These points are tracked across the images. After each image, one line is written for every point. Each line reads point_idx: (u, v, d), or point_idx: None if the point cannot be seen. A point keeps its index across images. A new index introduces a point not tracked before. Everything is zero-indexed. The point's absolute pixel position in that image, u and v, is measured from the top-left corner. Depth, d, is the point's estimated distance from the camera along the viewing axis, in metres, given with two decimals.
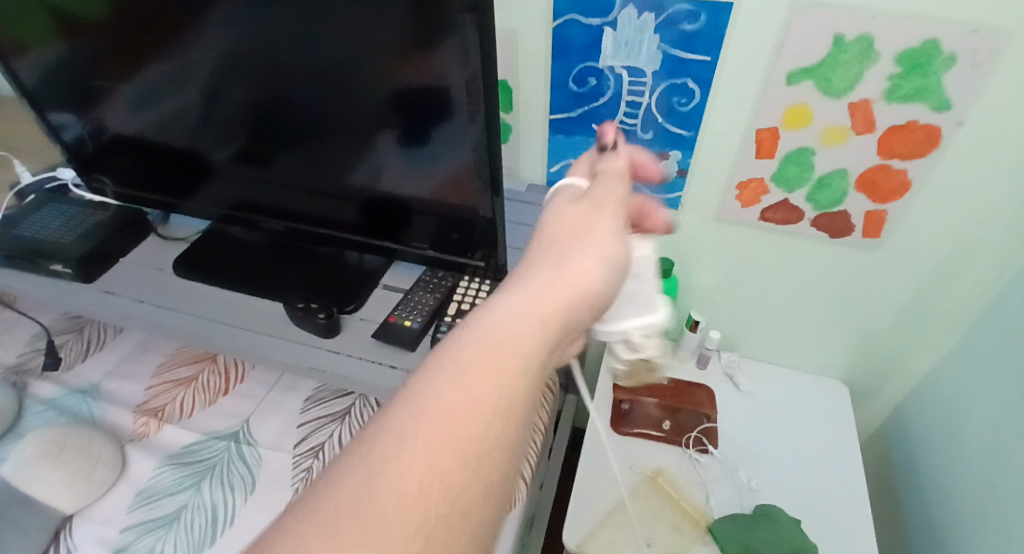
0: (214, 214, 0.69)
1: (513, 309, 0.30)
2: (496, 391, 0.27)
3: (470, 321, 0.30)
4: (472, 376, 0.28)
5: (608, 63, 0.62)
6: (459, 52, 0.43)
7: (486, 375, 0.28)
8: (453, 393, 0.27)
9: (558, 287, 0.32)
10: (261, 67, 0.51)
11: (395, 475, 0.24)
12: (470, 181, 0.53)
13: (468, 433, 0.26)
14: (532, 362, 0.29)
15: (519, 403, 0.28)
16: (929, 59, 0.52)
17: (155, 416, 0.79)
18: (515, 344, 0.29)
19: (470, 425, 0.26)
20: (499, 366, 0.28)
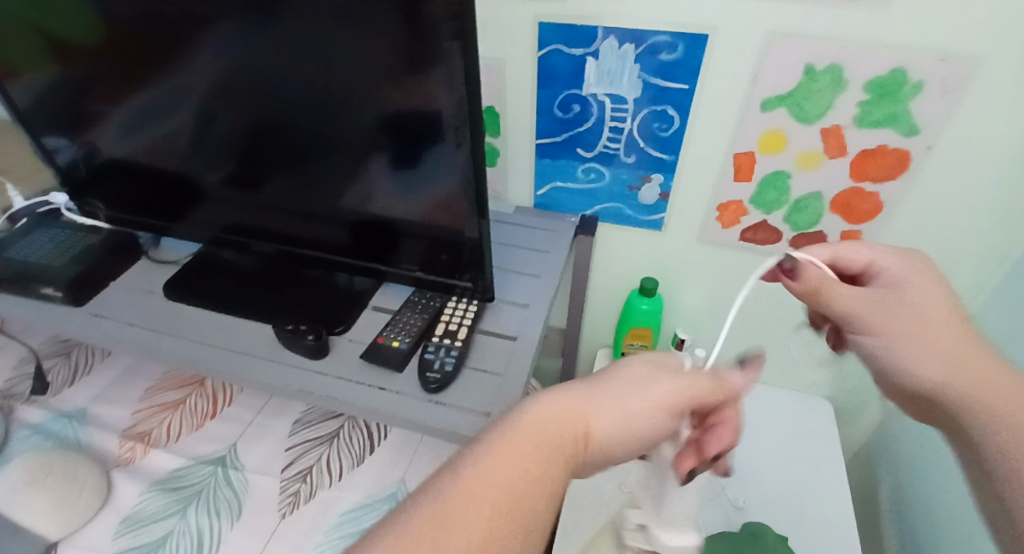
0: (205, 237, 0.70)
1: (556, 411, 0.38)
2: (514, 486, 0.33)
3: (507, 421, 0.37)
4: (498, 471, 0.33)
5: (591, 90, 0.64)
6: (447, 83, 0.44)
7: (518, 457, 0.35)
8: (487, 471, 0.33)
9: (582, 405, 0.39)
10: (255, 94, 0.53)
11: (422, 538, 0.30)
12: (457, 204, 0.54)
13: (499, 504, 0.32)
14: (559, 459, 0.36)
15: (542, 500, 0.33)
16: (897, 87, 0.55)
17: (141, 441, 0.78)
18: (539, 448, 0.35)
19: (500, 502, 0.32)
20: (534, 456, 0.35)
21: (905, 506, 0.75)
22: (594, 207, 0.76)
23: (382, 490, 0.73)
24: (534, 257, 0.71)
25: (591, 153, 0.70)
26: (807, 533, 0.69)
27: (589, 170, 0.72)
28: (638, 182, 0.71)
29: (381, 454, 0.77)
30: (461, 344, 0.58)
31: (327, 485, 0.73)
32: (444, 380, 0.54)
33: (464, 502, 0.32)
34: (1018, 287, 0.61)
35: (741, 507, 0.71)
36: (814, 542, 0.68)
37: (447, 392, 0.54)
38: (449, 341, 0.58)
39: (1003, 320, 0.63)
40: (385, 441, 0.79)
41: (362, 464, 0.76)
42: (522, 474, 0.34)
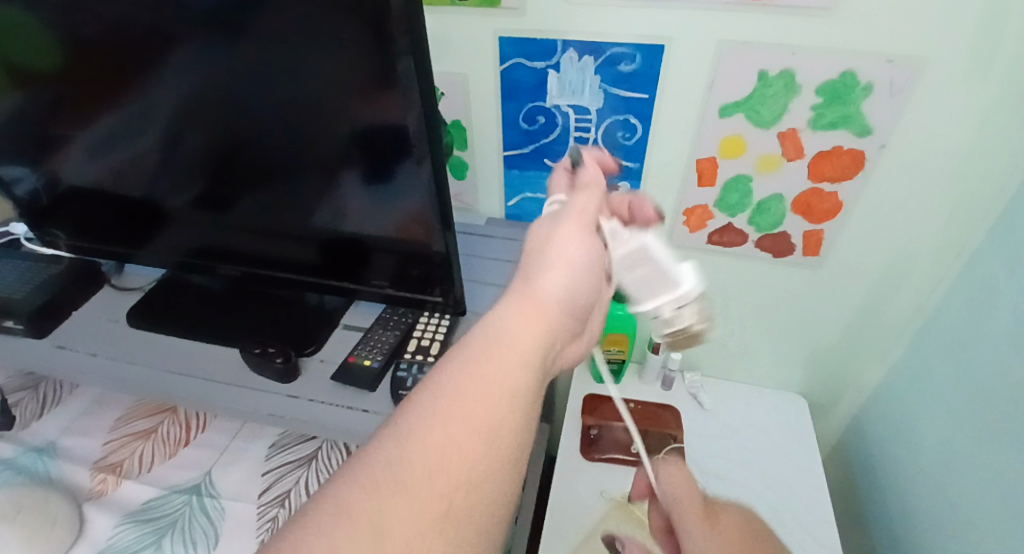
0: (171, 261, 0.69)
1: (515, 320, 0.39)
2: (498, 399, 0.34)
3: (475, 337, 0.37)
4: (478, 386, 0.34)
5: (555, 102, 0.65)
6: (405, 101, 0.45)
7: (488, 367, 0.35)
8: (463, 385, 0.34)
9: (535, 307, 0.40)
10: (215, 117, 0.52)
11: (423, 460, 0.31)
12: (423, 218, 0.54)
13: (476, 415, 0.33)
14: (527, 355, 0.37)
15: (521, 402, 0.35)
16: (848, 90, 0.56)
17: (112, 472, 0.76)
18: (514, 358, 0.36)
19: (479, 412, 0.33)
20: (499, 357, 0.36)
21: (882, 496, 0.76)
22: None
23: None
24: (507, 268, 0.71)
25: (558, 163, 0.71)
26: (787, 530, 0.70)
27: None
28: None
29: None
30: (434, 359, 0.57)
31: None
32: None
33: (445, 417, 0.32)
34: (974, 278, 0.63)
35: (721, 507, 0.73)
36: (795, 538, 0.69)
37: None
38: (422, 357, 0.58)
39: (962, 311, 0.65)
40: None
41: None
42: (494, 383, 0.35)
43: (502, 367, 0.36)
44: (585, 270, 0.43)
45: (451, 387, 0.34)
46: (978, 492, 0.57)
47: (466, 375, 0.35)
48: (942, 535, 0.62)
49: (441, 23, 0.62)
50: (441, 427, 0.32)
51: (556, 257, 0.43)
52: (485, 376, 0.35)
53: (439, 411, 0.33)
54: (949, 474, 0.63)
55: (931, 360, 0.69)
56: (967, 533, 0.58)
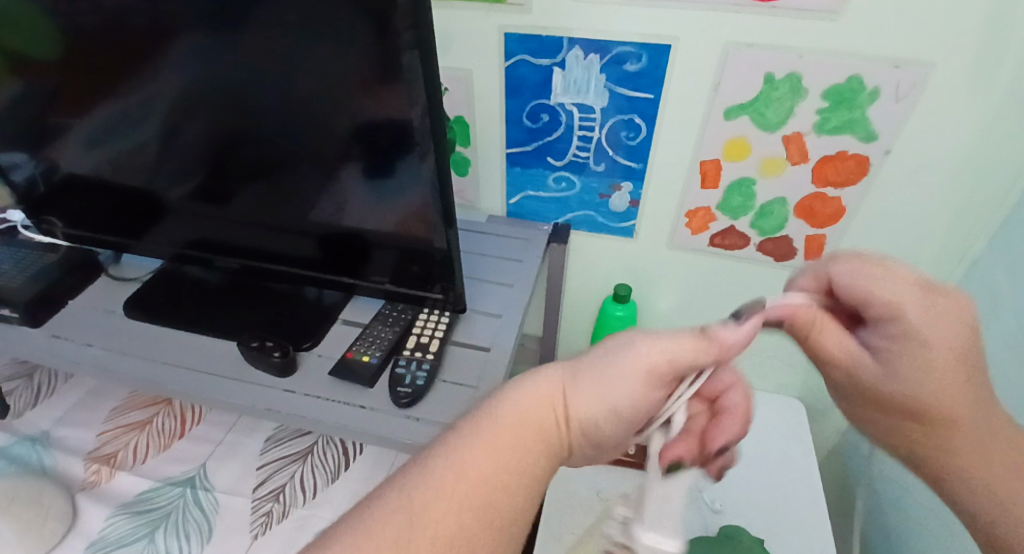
0: (169, 253, 0.68)
1: (540, 393, 0.36)
2: (510, 471, 0.33)
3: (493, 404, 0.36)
4: (492, 458, 0.33)
5: (559, 100, 0.64)
6: (409, 95, 0.44)
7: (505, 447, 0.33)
8: (477, 458, 0.32)
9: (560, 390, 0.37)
10: (217, 107, 0.52)
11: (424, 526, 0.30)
12: (425, 214, 0.54)
13: (484, 489, 0.31)
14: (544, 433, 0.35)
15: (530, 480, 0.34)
16: (854, 94, 0.56)
17: (107, 463, 0.76)
18: (528, 431, 0.35)
19: (487, 488, 0.32)
20: (520, 440, 0.34)
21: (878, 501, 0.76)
22: (566, 215, 0.76)
23: None
24: (507, 266, 0.71)
25: (561, 161, 0.70)
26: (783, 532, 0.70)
27: (560, 178, 0.72)
28: (608, 190, 0.71)
29: (356, 469, 0.76)
30: (433, 357, 0.57)
31: (301, 504, 0.72)
32: (416, 394, 0.53)
33: (460, 487, 0.31)
34: (976, 285, 0.63)
35: (718, 510, 0.70)
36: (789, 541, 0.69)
37: (419, 406, 0.54)
38: (421, 354, 0.57)
39: None
40: (360, 456, 0.77)
41: (336, 480, 0.74)
42: (511, 464, 0.33)
43: (518, 451, 0.34)
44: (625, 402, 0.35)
45: (465, 460, 0.32)
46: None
47: (479, 450, 0.33)
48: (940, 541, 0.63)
49: (445, 19, 0.62)
50: (448, 498, 0.31)
51: (606, 381, 0.36)
52: (498, 449, 0.33)
53: (452, 477, 0.32)
54: None
55: None
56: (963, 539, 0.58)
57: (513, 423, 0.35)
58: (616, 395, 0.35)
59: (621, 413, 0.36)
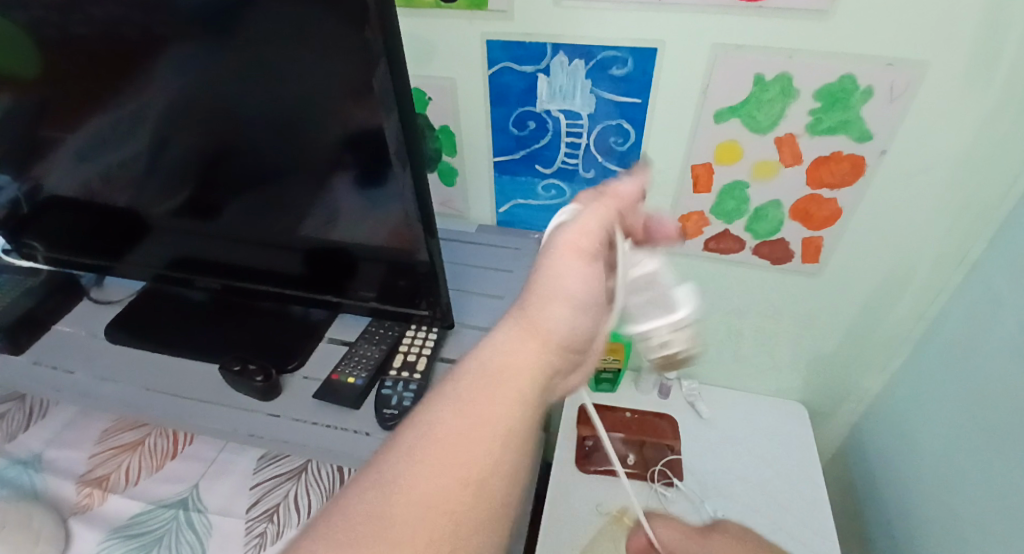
0: (151, 273, 0.67)
1: (516, 346, 0.40)
2: (490, 427, 0.36)
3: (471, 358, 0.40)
4: (467, 415, 0.37)
5: (545, 107, 0.63)
6: (384, 108, 0.43)
7: (481, 394, 0.38)
8: (454, 425, 0.36)
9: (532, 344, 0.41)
10: (196, 125, 0.51)
11: (406, 491, 0.33)
12: (408, 228, 0.52)
13: (456, 437, 0.36)
14: (520, 390, 0.39)
15: (517, 443, 0.37)
16: (848, 94, 0.55)
17: (99, 485, 0.74)
18: (504, 382, 0.38)
19: (464, 438, 0.36)
20: (493, 394, 0.38)
21: (883, 508, 0.75)
22: None
23: None
24: (497, 278, 0.69)
25: (550, 169, 0.69)
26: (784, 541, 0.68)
27: (549, 187, 0.71)
28: None
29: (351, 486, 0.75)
30: (420, 376, 0.55)
31: (295, 523, 0.71)
32: (402, 416, 0.52)
33: (439, 449, 0.35)
34: (977, 287, 0.62)
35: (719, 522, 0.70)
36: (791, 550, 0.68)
37: None
38: (407, 373, 0.56)
39: (964, 319, 0.63)
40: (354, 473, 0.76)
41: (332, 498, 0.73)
42: (486, 418, 0.37)
43: (492, 399, 0.38)
44: (585, 306, 0.41)
45: (439, 424, 0.37)
46: (980, 507, 0.56)
47: (453, 410, 0.37)
48: (944, 546, 0.61)
49: (426, 27, 0.60)
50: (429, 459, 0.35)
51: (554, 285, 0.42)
52: (470, 411, 0.37)
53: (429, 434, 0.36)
54: (951, 486, 0.61)
55: (934, 368, 0.68)
56: (969, 546, 0.57)
57: (489, 380, 0.38)
58: (567, 287, 0.41)
59: (575, 299, 0.41)
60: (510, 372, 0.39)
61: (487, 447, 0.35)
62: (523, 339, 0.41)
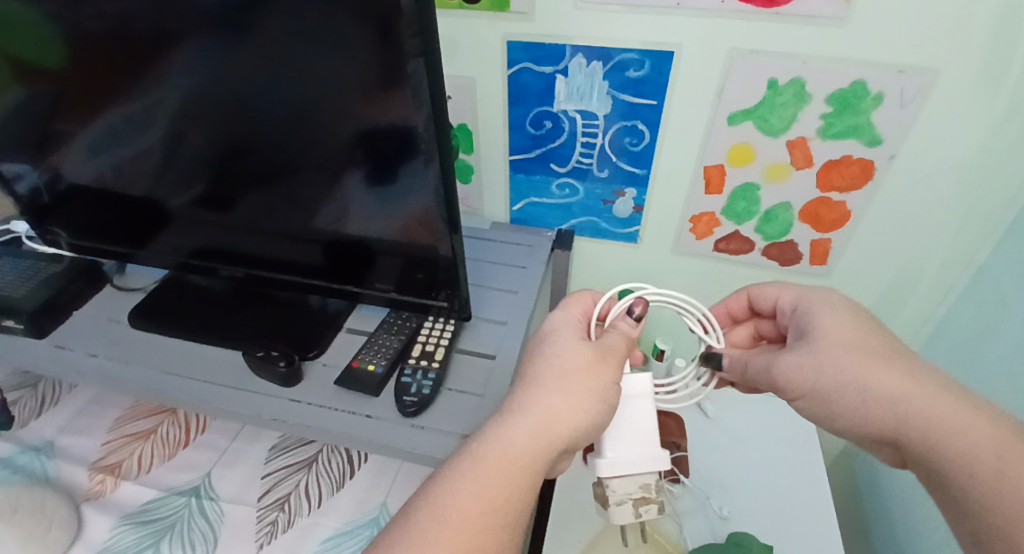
0: (173, 262, 0.68)
1: (525, 437, 0.40)
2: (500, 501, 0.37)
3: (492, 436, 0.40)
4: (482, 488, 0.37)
5: (562, 107, 0.64)
6: (413, 100, 0.44)
7: (491, 477, 0.38)
8: (467, 496, 0.37)
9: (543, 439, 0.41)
10: (221, 117, 0.52)
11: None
12: (429, 220, 0.53)
13: (476, 527, 0.35)
14: (527, 471, 0.39)
15: (520, 516, 0.38)
16: (859, 99, 0.56)
17: (111, 472, 0.75)
18: (517, 462, 0.39)
19: (479, 526, 0.35)
20: (506, 474, 0.38)
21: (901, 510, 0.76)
22: (570, 221, 0.76)
23: (364, 515, 0.72)
24: (511, 273, 0.71)
25: (565, 168, 0.70)
26: (791, 539, 0.70)
27: (563, 185, 0.72)
28: (611, 197, 0.71)
29: (361, 476, 0.76)
30: (439, 365, 0.57)
31: (306, 513, 0.72)
32: (422, 403, 0.53)
33: (456, 523, 0.35)
34: (986, 291, 0.63)
35: (725, 517, 0.71)
36: (799, 546, 0.69)
37: (424, 415, 0.53)
38: (426, 362, 0.57)
39: (973, 323, 0.65)
40: (365, 463, 0.77)
41: (342, 488, 0.74)
42: (499, 496, 0.37)
43: (498, 484, 0.37)
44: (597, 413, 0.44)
45: (454, 508, 0.36)
46: None
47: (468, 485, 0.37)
48: None
49: (447, 26, 0.62)
50: (448, 527, 0.35)
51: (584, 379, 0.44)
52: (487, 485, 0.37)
53: (443, 506, 0.36)
54: None
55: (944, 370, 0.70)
56: None
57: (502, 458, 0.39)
58: (595, 391, 0.44)
59: (595, 409, 0.43)
60: (525, 460, 0.39)
61: (495, 527, 0.36)
62: (535, 431, 0.41)
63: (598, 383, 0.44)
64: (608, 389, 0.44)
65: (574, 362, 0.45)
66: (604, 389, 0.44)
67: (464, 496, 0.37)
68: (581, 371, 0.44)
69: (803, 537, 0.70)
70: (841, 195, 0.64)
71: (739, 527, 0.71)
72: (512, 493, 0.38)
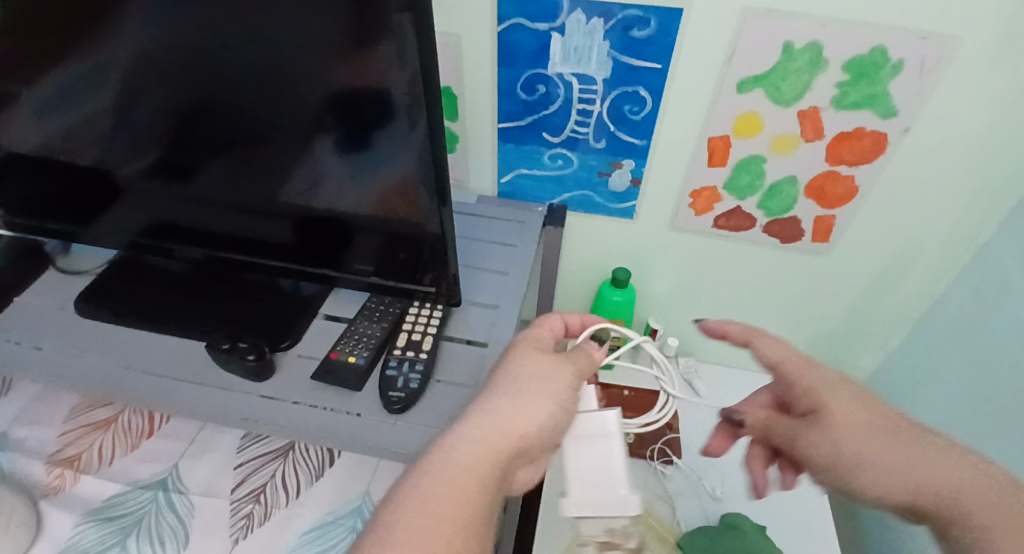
0: (124, 241, 0.61)
1: (479, 445, 0.36)
2: (456, 510, 0.32)
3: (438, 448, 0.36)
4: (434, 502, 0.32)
5: (557, 69, 0.59)
6: (394, 57, 0.38)
7: (452, 483, 0.33)
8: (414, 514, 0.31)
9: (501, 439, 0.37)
10: (172, 77, 0.45)
11: None
12: (412, 189, 0.47)
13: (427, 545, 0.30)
14: (481, 478, 0.34)
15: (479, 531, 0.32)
16: (878, 67, 0.52)
17: (70, 466, 0.70)
18: (471, 468, 0.34)
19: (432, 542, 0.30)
20: (460, 487, 0.33)
21: None
22: (562, 195, 0.71)
23: (345, 506, 0.68)
24: (501, 252, 0.66)
25: (558, 138, 0.65)
26: (780, 518, 0.69)
27: (556, 156, 0.67)
28: (607, 168, 0.66)
29: (342, 465, 0.72)
30: (427, 356, 0.52)
31: (284, 504, 0.68)
32: (410, 398, 0.49)
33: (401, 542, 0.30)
34: (986, 271, 0.61)
35: (717, 498, 0.70)
36: (789, 526, 0.69)
37: (412, 410, 0.49)
38: (413, 353, 0.52)
39: (971, 303, 0.63)
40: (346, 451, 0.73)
41: (322, 477, 0.71)
42: (452, 506, 0.32)
43: (456, 504, 0.32)
44: (560, 412, 0.40)
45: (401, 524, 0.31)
46: None
47: (418, 501, 0.32)
48: None
49: None
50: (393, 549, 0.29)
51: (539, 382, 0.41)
52: (444, 496, 0.32)
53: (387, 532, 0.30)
54: None
55: (940, 349, 0.68)
56: None
57: (457, 468, 0.34)
58: (553, 388, 0.41)
59: (559, 407, 0.40)
60: (481, 470, 0.35)
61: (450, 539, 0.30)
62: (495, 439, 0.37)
63: (552, 386, 0.41)
64: (563, 391, 0.41)
65: (530, 370, 0.42)
66: (564, 387, 0.41)
67: (412, 512, 0.31)
68: (535, 378, 0.42)
69: (792, 514, 0.70)
70: (851, 167, 0.60)
71: (731, 508, 0.70)
72: (465, 503, 0.33)
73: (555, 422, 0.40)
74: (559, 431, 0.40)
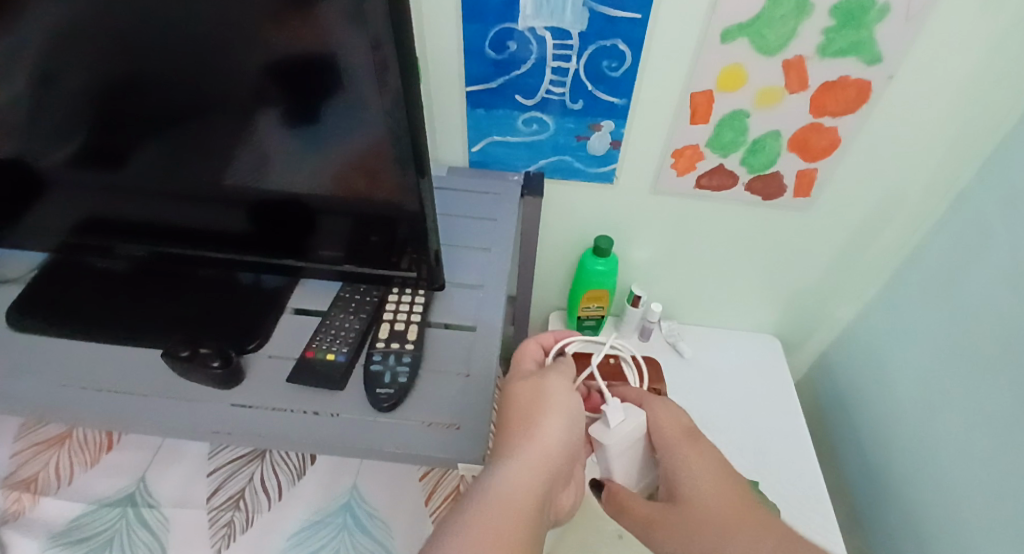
0: (53, 243, 0.54)
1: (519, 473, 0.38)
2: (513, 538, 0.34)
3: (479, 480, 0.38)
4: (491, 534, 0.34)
5: (528, 23, 0.54)
6: (354, 8, 0.32)
7: (503, 512, 0.35)
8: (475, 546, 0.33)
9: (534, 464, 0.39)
10: (85, 46, 0.38)
11: None
12: (383, 162, 0.42)
13: None
14: (527, 505, 0.36)
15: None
16: (864, 10, 0.50)
17: (27, 489, 0.63)
18: (516, 496, 0.36)
19: None
20: (511, 517, 0.35)
21: (859, 433, 0.79)
22: (538, 162, 0.67)
23: (333, 503, 0.65)
24: (480, 227, 0.62)
25: (532, 100, 0.60)
26: (770, 472, 0.71)
27: (530, 120, 0.63)
28: (585, 131, 0.63)
29: (325, 461, 0.69)
30: (413, 346, 0.49)
31: (266, 508, 0.64)
32: (399, 394, 0.45)
33: None
34: (965, 217, 0.62)
35: None
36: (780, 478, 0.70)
37: (402, 406, 0.46)
38: (398, 344, 0.49)
39: (948, 249, 0.64)
40: None
41: (305, 475, 0.67)
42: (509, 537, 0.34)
43: (510, 531, 0.34)
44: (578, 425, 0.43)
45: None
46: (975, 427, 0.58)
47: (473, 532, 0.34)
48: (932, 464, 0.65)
49: None
50: None
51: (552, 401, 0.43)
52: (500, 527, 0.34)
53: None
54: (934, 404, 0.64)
55: (917, 296, 0.69)
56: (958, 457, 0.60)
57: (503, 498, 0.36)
58: (567, 405, 0.43)
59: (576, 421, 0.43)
60: (525, 496, 0.37)
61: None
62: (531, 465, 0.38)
63: (566, 402, 0.43)
64: (576, 405, 0.44)
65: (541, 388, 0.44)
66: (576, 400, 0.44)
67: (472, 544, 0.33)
68: (545, 396, 0.44)
69: (781, 467, 0.71)
70: (835, 117, 0.58)
71: None
72: (519, 530, 0.35)
73: (574, 437, 0.43)
74: (578, 445, 0.43)
